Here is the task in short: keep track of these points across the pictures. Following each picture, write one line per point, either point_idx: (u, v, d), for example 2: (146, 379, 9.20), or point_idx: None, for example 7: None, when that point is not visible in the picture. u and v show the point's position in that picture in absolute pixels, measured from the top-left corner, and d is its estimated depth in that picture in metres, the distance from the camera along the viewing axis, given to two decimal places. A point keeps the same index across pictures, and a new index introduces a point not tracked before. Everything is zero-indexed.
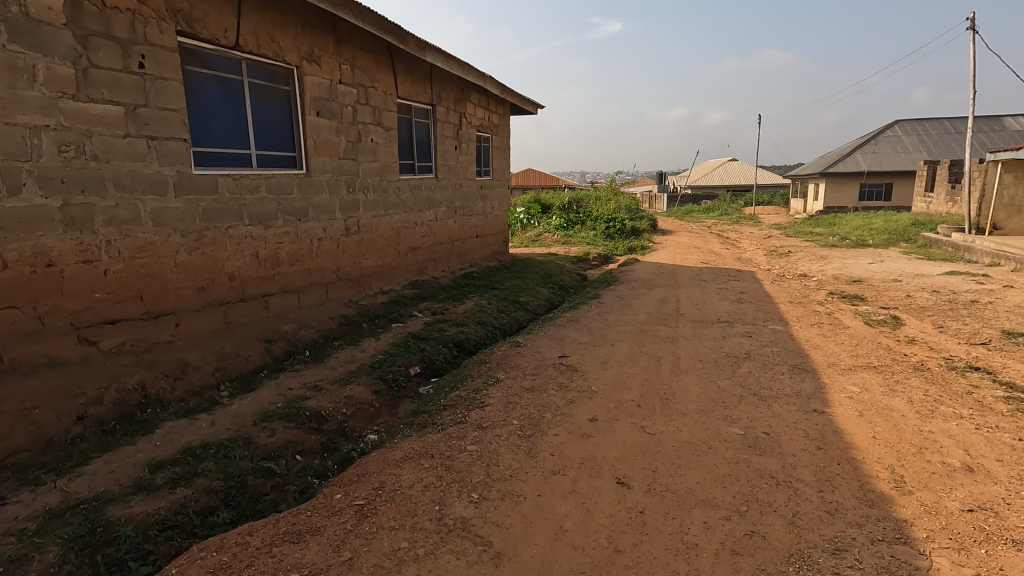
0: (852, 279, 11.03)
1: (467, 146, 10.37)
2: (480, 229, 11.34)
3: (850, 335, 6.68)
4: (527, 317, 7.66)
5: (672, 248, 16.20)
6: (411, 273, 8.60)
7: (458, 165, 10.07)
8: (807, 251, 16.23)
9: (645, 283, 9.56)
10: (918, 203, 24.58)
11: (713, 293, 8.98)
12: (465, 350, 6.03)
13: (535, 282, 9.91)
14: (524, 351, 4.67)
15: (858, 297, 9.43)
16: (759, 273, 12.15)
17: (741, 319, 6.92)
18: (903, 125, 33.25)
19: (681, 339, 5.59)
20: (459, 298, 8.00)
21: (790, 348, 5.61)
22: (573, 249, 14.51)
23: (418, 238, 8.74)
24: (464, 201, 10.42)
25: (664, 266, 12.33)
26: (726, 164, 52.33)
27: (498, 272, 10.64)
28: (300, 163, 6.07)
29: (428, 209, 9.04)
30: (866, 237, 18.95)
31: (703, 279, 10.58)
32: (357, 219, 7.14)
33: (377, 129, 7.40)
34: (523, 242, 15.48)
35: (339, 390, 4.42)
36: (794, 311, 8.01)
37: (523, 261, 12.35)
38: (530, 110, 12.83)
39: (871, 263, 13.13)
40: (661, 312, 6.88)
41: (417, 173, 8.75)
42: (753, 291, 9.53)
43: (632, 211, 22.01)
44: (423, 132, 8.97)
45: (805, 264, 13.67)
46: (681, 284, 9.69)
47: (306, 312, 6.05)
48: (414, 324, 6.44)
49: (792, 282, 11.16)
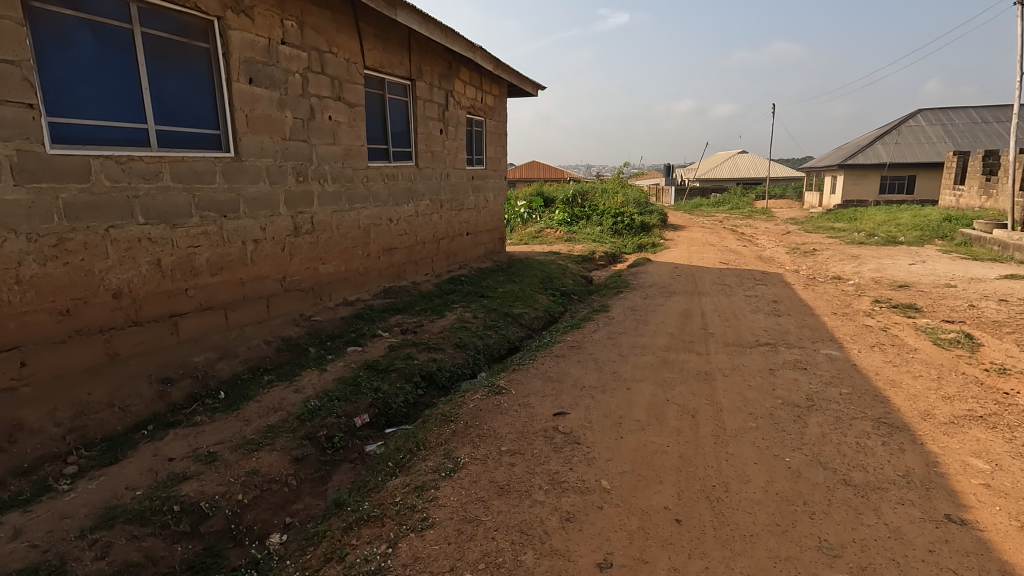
0: (898, 284, 9.60)
1: (456, 131, 9.01)
2: (471, 225, 9.98)
3: (925, 363, 5.29)
4: (521, 335, 6.30)
5: (687, 246, 14.80)
6: (385, 279, 7.27)
7: (445, 153, 8.71)
8: (835, 250, 14.76)
9: (660, 290, 8.20)
10: (946, 196, 23.01)
11: (742, 303, 7.60)
12: (437, 385, 4.70)
13: (533, 287, 8.54)
14: (505, 404, 3.34)
15: (911, 307, 8.03)
16: (788, 276, 10.73)
17: (786, 340, 5.56)
18: (927, 113, 31.53)
19: (716, 375, 4.25)
20: (439, 310, 6.65)
21: (863, 387, 4.25)
22: (578, 248, 13.14)
23: (393, 237, 7.40)
24: (452, 193, 9.05)
25: (680, 268, 10.95)
26: (736, 156, 50.62)
27: (491, 275, 9.27)
28: (226, 144, 4.75)
29: (407, 203, 7.69)
30: (896, 234, 17.44)
31: (728, 284, 9.20)
32: (311, 215, 5.80)
33: (337, 105, 6.06)
34: (522, 239, 14.08)
35: (241, 461, 3.11)
36: (844, 327, 6.62)
37: (522, 262, 10.99)
38: (529, 91, 11.43)
39: (913, 264, 11.68)
40: (686, 332, 5.51)
41: (393, 160, 7.40)
42: (788, 300, 8.14)
43: (640, 206, 20.55)
44: (401, 112, 7.61)
45: (836, 264, 12.21)
46: (702, 290, 8.33)
47: (234, 336, 4.75)
48: (375, 349, 5.11)
49: (828, 287, 9.74)
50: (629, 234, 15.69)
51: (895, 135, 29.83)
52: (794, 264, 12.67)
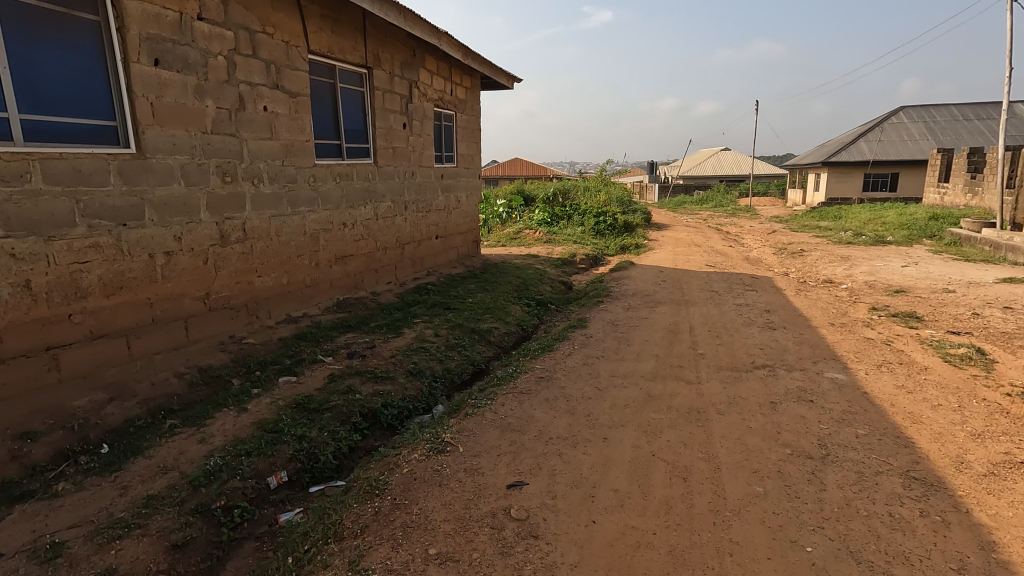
0: (894, 290, 9.06)
1: (421, 125, 8.25)
2: (441, 228, 9.24)
3: (941, 387, 4.68)
4: (488, 355, 5.59)
5: (671, 247, 14.20)
6: (338, 291, 6.51)
7: (409, 150, 7.95)
8: (823, 250, 14.28)
9: (644, 298, 7.55)
10: (930, 194, 22.77)
11: (732, 313, 6.98)
12: (381, 425, 3.95)
13: (506, 296, 7.83)
14: (447, 469, 2.63)
15: (912, 316, 7.47)
16: (778, 280, 10.16)
17: (784, 362, 4.93)
18: (909, 110, 31.44)
19: (709, 413, 3.59)
20: (397, 327, 5.90)
21: (881, 427, 3.60)
22: (557, 250, 12.46)
23: (347, 244, 6.64)
24: (417, 194, 8.30)
25: (664, 272, 10.33)
26: (719, 153, 50.41)
27: (461, 283, 8.54)
28: (126, 139, 3.96)
29: (364, 205, 6.93)
30: (883, 233, 17.07)
31: (716, 290, 8.59)
32: (242, 221, 5.02)
33: (274, 94, 5.29)
34: (499, 241, 13.37)
35: (93, 557, 2.35)
36: (845, 341, 6.02)
37: (497, 266, 10.27)
38: (504, 83, 10.71)
39: (905, 266, 11.19)
40: (673, 354, 4.85)
41: (347, 157, 6.63)
42: (782, 309, 7.54)
43: (623, 204, 19.95)
44: (356, 103, 6.83)
45: (827, 266, 11.68)
46: (689, 299, 7.70)
47: (137, 368, 3.97)
48: (312, 380, 4.36)
49: (821, 293, 9.18)
50: (612, 235, 15.05)
51: (878, 132, 29.65)
52: (782, 267, 12.13)
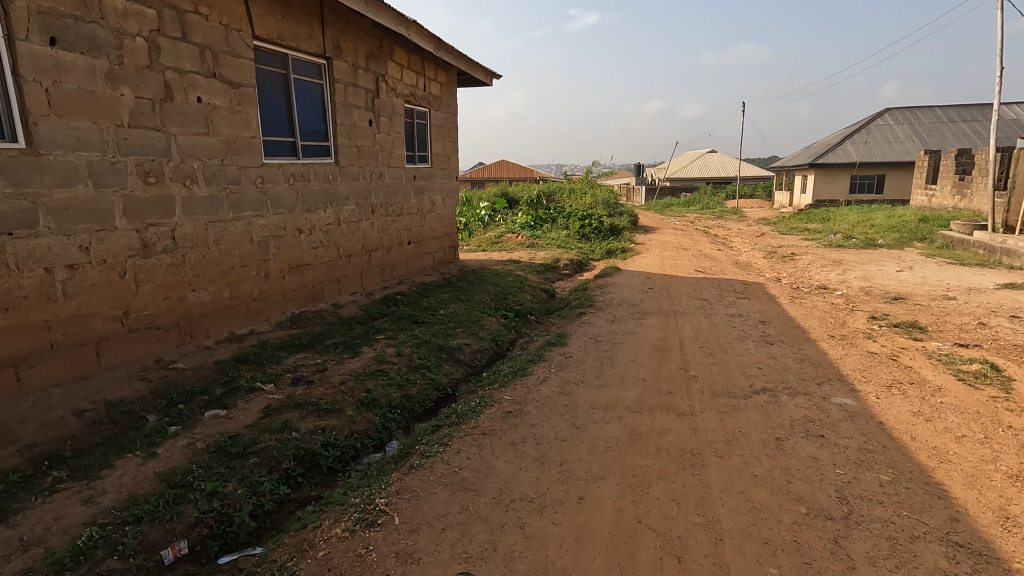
0: (892, 297, 8.63)
1: (390, 122, 7.64)
2: (414, 233, 8.64)
3: (961, 413, 4.18)
4: (456, 377, 5.00)
5: (658, 251, 13.71)
6: (292, 304, 5.88)
7: (375, 149, 7.35)
8: (814, 254, 13.90)
9: (630, 309, 7.01)
10: (918, 195, 22.61)
11: (724, 324, 6.46)
12: (320, 470, 3.35)
13: (482, 307, 7.25)
14: (373, 554, 2.05)
15: (914, 326, 7.01)
16: (770, 286, 9.69)
17: (785, 386, 4.40)
18: (894, 113, 31.41)
19: (705, 457, 3.03)
20: (355, 346, 5.28)
21: (905, 470, 3.07)
22: (540, 255, 11.91)
23: (303, 252, 6.02)
24: (386, 196, 7.70)
25: (651, 278, 9.82)
26: (706, 155, 50.27)
27: (434, 293, 7.94)
28: (12, 132, 3.32)
29: (323, 209, 6.32)
30: (873, 236, 16.77)
31: (706, 298, 8.08)
32: (171, 228, 4.39)
33: (211, 84, 4.66)
34: (479, 246, 12.80)
35: None
36: (849, 357, 5.52)
37: (475, 273, 9.69)
38: (482, 79, 10.15)
39: (900, 271, 10.80)
40: (661, 377, 4.30)
41: (303, 156, 6.01)
42: (777, 319, 7.04)
43: (609, 206, 19.47)
44: (315, 97, 6.21)
45: (819, 271, 11.26)
46: (678, 308, 7.18)
47: (25, 404, 3.33)
48: (243, 413, 3.73)
49: (815, 301, 8.72)
50: (597, 238, 14.54)
51: (864, 134, 29.55)
52: (773, 272, 11.69)
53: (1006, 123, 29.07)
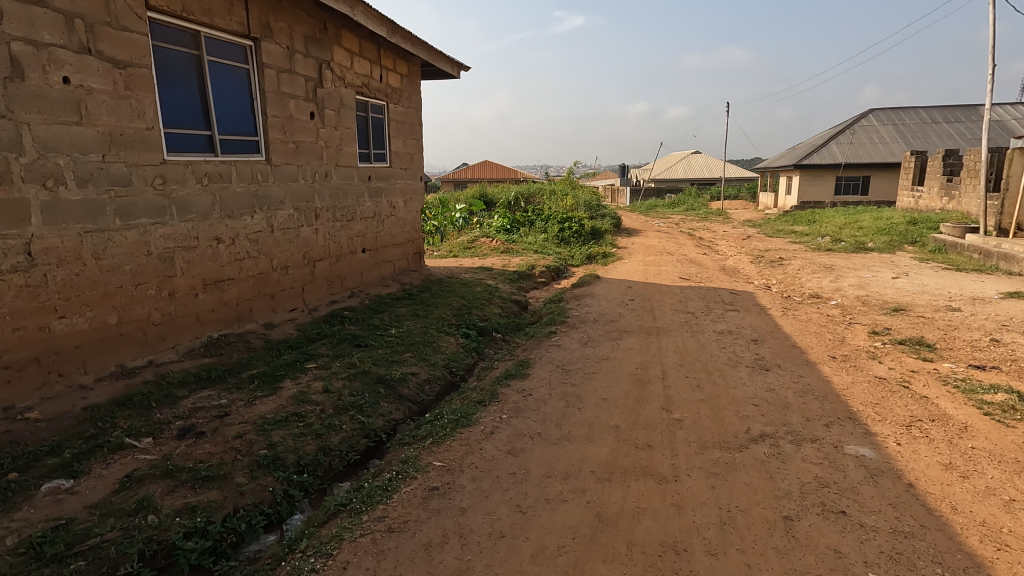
0: (891, 309, 7.95)
1: (336, 116, 6.79)
2: (368, 240, 7.77)
3: (1002, 463, 3.42)
4: (395, 418, 4.15)
5: (641, 256, 12.97)
6: (208, 327, 5.00)
7: (318, 145, 6.49)
8: (804, 259, 13.27)
9: (607, 326, 6.24)
10: (905, 197, 22.22)
11: (712, 344, 5.70)
12: (179, 570, 2.48)
13: (440, 325, 6.40)
14: None
15: (921, 344, 6.31)
16: (760, 296, 8.98)
17: (788, 432, 3.62)
18: (878, 113, 31.17)
19: (692, 558, 2.22)
20: (275, 379, 4.40)
21: (959, 570, 2.28)
22: (515, 261, 11.09)
23: (223, 265, 5.13)
24: (332, 199, 6.84)
25: (633, 287, 9.06)
26: (691, 156, 49.87)
27: (389, 307, 7.08)
28: None
29: (249, 214, 5.44)
30: (863, 239, 16.25)
31: (691, 312, 7.34)
32: (24, 240, 3.52)
33: (83, 61, 3.79)
34: (451, 252, 11.95)
35: None
36: (855, 385, 4.78)
37: (440, 283, 8.83)
38: (449, 71, 9.32)
39: (896, 278, 10.17)
40: (637, 423, 3.51)
41: (223, 153, 5.12)
42: (770, 335, 6.30)
43: (591, 208, 18.74)
44: (239, 84, 5.33)
45: (811, 278, 10.59)
46: (660, 325, 6.41)
47: None
48: (95, 486, 2.85)
49: (810, 312, 8.02)
50: (577, 242, 13.78)
51: (849, 134, 29.24)
52: (762, 279, 10.98)
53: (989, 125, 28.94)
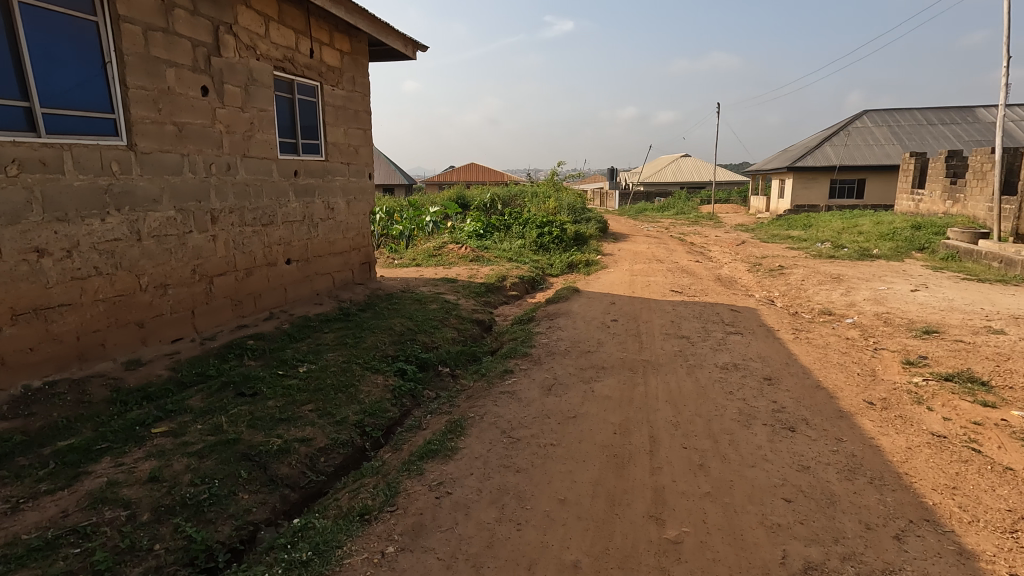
0: (921, 331, 6.71)
1: (243, 95, 5.42)
2: (294, 250, 6.39)
3: None
4: (252, 521, 2.78)
5: (629, 265, 11.68)
6: (22, 373, 3.61)
7: (215, 130, 5.11)
8: (806, 268, 12.07)
9: (581, 359, 4.91)
10: (904, 201, 21.22)
11: (715, 386, 4.39)
12: None
13: (369, 358, 5.04)
14: None
15: (974, 380, 5.05)
16: (764, 314, 7.71)
17: (846, 559, 2.30)
18: (872, 115, 30.30)
19: None
20: (87, 457, 3.02)
21: None
22: (484, 271, 9.74)
23: (50, 287, 3.77)
24: (238, 199, 5.45)
25: (617, 303, 7.75)
26: (680, 159, 48.87)
27: (313, 334, 5.69)
28: None
29: (98, 216, 4.06)
30: (866, 245, 15.13)
31: (685, 337, 6.03)
32: None
33: None
34: (414, 260, 10.59)
35: None
36: (914, 450, 3.49)
37: (390, 299, 7.44)
38: (401, 49, 7.94)
39: (915, 291, 8.95)
40: (608, 558, 2.17)
41: (49, 134, 3.76)
42: (786, 370, 5.01)
43: (576, 212, 17.46)
44: (82, 41, 3.96)
45: (819, 291, 9.35)
46: (648, 357, 5.10)
47: None
48: None
49: (825, 335, 6.77)
50: (557, 249, 12.46)
51: (844, 136, 28.29)
52: (763, 292, 9.74)
53: (986, 126, 28.14)
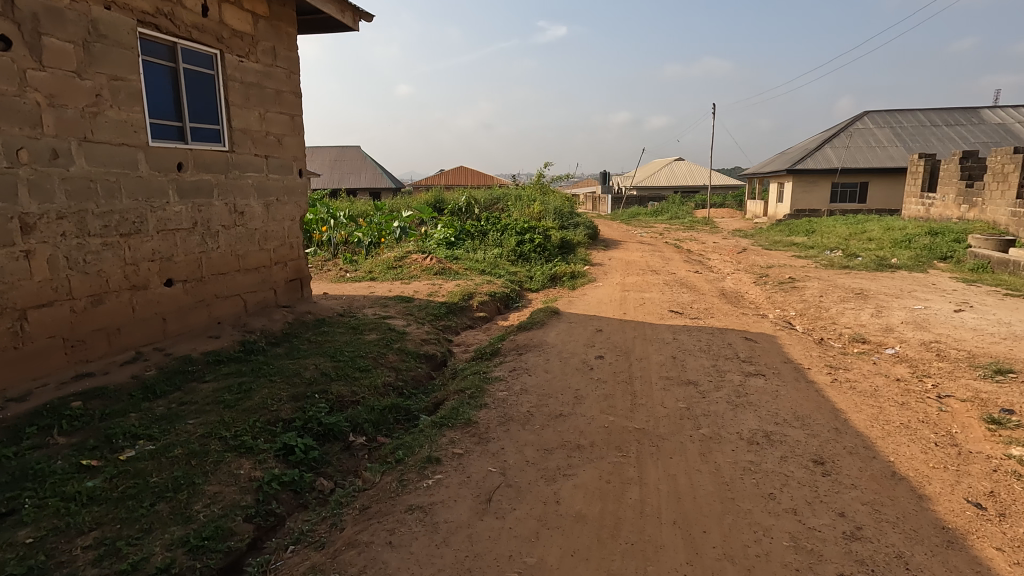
0: (990, 368, 5.26)
1: (80, 54, 3.91)
2: (178, 268, 4.86)
3: None
4: None
5: (620, 277, 10.21)
6: None
7: (26, 100, 3.62)
8: (821, 280, 10.65)
9: (548, 430, 3.41)
10: (913, 205, 19.96)
11: (745, 484, 2.89)
12: None
13: (245, 426, 3.51)
14: None
15: None
16: (785, 343, 6.24)
17: None
18: (874, 116, 29.13)
19: None
20: None
21: None
22: (448, 286, 8.21)
23: None
24: (75, 200, 3.94)
25: (605, 330, 6.27)
26: (673, 163, 47.64)
27: (186, 385, 4.15)
28: None
29: None
30: (881, 253, 13.76)
31: (691, 385, 4.55)
32: None
33: None
34: (369, 274, 9.08)
35: None
36: None
37: (318, 327, 5.91)
38: (341, 16, 6.43)
39: (959, 311, 7.53)
40: None
41: None
42: (840, 443, 3.52)
43: (564, 216, 15.99)
44: None
45: (844, 311, 7.91)
46: (644, 425, 3.60)
47: None
48: None
49: (869, 374, 5.30)
50: (539, 258, 10.97)
51: (845, 138, 27.08)
52: (776, 312, 8.29)
53: (992, 128, 27.03)
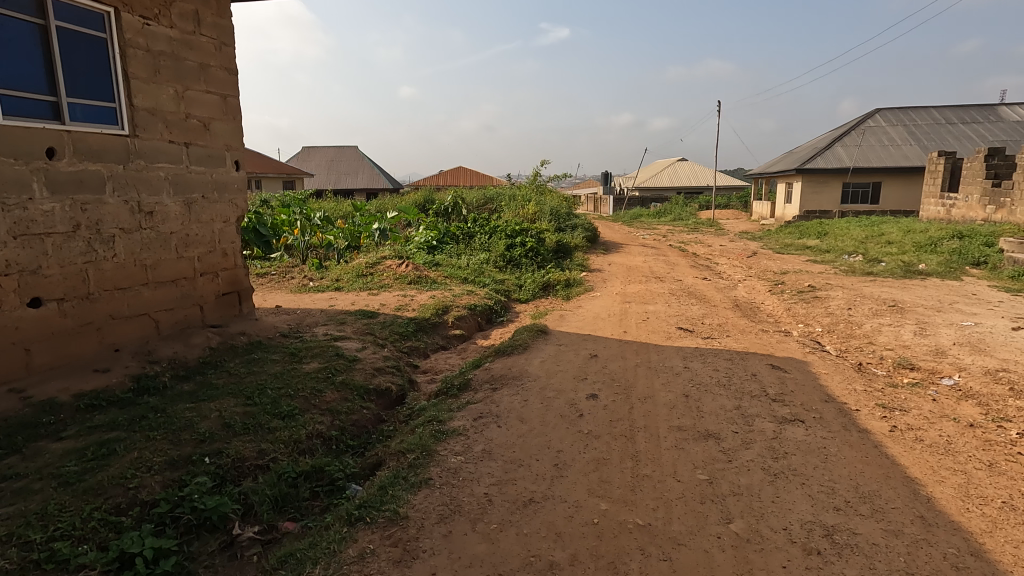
0: None
1: None
2: (50, 283, 3.80)
3: None
4: None
5: (621, 286, 9.12)
6: None
7: None
8: (845, 289, 9.53)
9: (511, 534, 2.32)
10: (932, 206, 18.83)
11: None
12: None
13: (72, 521, 2.43)
14: None
15: None
16: (821, 371, 5.14)
17: None
18: (886, 113, 28.01)
19: None
20: None
21: None
22: (422, 298, 7.12)
23: None
24: None
25: (601, 356, 5.17)
26: (676, 163, 46.52)
27: (30, 446, 3.08)
28: None
29: None
30: (906, 258, 12.64)
31: (712, 441, 3.45)
32: None
33: None
34: (334, 283, 7.99)
35: None
36: None
37: (249, 354, 4.82)
38: None
39: (1019, 329, 6.43)
40: None
41: None
42: (935, 548, 2.42)
43: (562, 217, 14.89)
44: None
45: (880, 328, 6.80)
46: (650, 519, 2.50)
47: None
48: None
49: (934, 418, 4.19)
50: (531, 264, 9.88)
51: (856, 136, 25.96)
52: (801, 329, 7.17)
53: (1011, 125, 25.87)
